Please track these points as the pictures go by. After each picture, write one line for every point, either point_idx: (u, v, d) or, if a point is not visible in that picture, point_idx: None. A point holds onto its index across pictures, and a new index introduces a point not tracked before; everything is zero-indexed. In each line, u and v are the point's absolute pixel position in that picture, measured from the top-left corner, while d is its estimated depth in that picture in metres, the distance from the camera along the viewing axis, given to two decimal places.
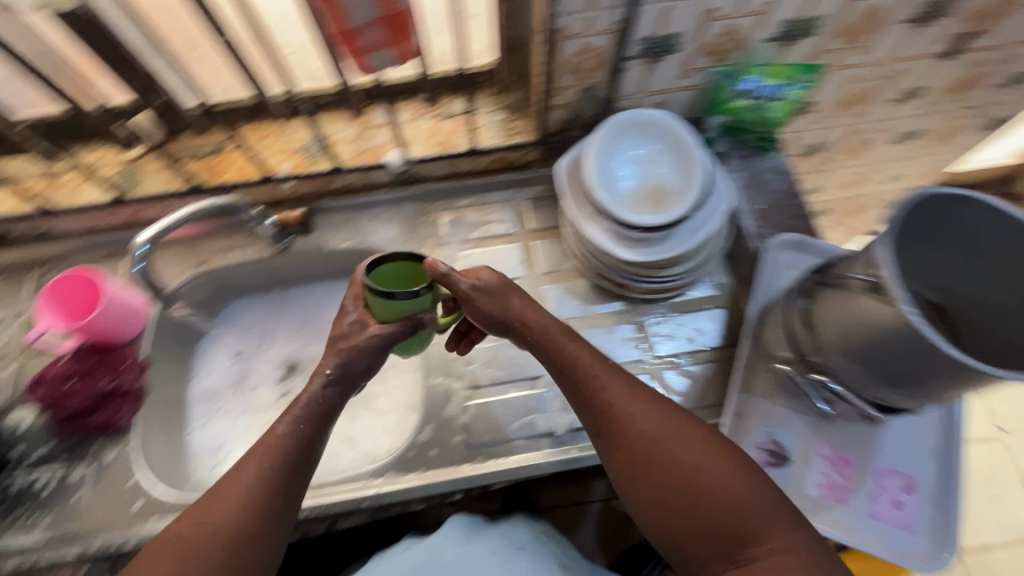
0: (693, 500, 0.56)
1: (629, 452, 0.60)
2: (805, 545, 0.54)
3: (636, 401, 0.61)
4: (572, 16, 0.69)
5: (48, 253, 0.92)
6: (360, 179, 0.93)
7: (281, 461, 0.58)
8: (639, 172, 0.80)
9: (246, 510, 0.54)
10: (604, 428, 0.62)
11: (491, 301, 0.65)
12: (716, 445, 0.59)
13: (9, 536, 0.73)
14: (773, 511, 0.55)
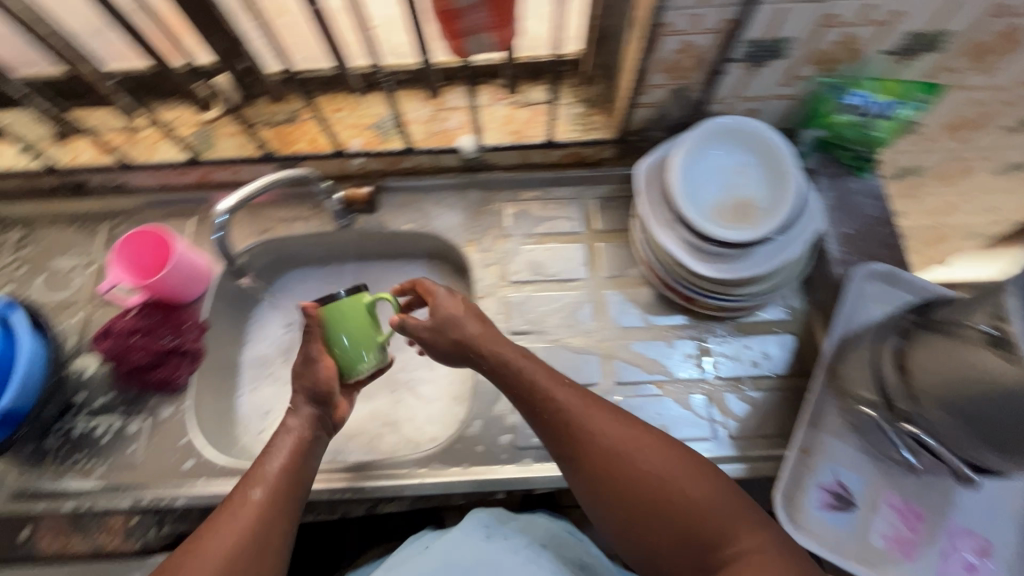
0: (660, 511, 0.59)
1: (594, 471, 0.62)
2: (773, 543, 0.57)
3: (597, 418, 0.64)
4: (680, 11, 0.64)
5: (120, 206, 0.93)
6: (428, 161, 0.91)
7: (273, 493, 0.61)
8: (724, 185, 0.76)
9: (248, 543, 0.57)
10: (567, 448, 0.64)
11: (445, 330, 0.69)
12: (675, 454, 0.62)
13: (68, 480, 0.76)
14: (732, 509, 0.58)
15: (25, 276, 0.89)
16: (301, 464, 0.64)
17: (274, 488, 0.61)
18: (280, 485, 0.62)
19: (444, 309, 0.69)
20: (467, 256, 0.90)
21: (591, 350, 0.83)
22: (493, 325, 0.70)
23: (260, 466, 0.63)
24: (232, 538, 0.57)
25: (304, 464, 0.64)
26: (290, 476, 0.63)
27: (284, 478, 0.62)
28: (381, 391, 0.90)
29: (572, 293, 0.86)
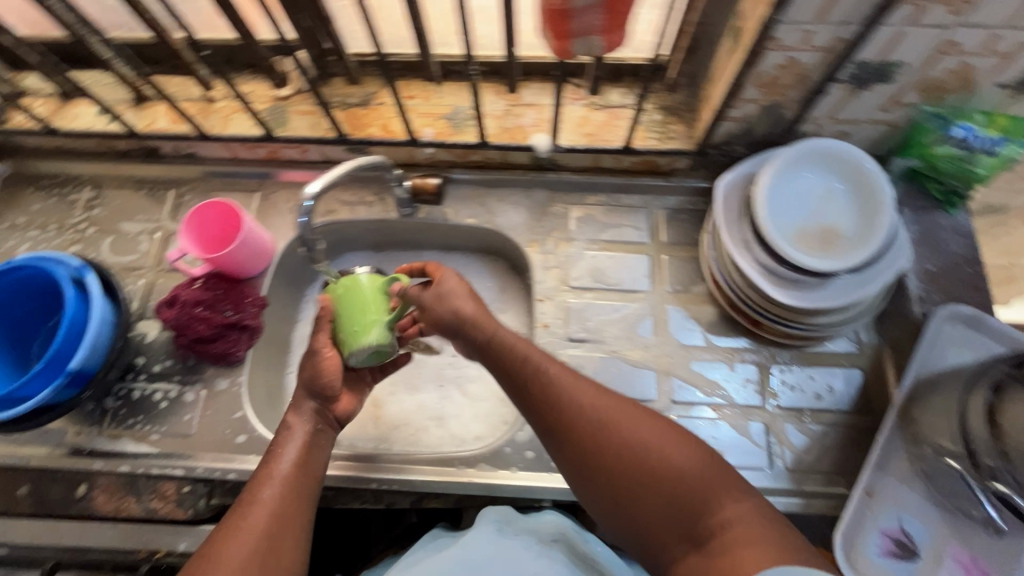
0: (644, 480, 0.59)
1: (580, 444, 0.62)
2: (758, 510, 0.57)
3: (582, 391, 0.64)
4: (793, 26, 0.62)
5: (188, 174, 0.94)
6: (497, 156, 0.89)
7: (283, 494, 0.62)
8: (811, 209, 0.73)
9: (265, 544, 0.58)
10: (553, 423, 0.63)
11: (444, 299, 0.70)
12: (658, 424, 0.62)
13: (124, 442, 0.77)
14: (716, 478, 0.58)
15: (94, 236, 0.91)
16: (310, 462, 0.65)
17: (284, 488, 0.62)
18: (289, 482, 0.63)
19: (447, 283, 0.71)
20: (528, 257, 0.88)
21: (649, 366, 0.81)
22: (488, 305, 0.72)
23: (267, 465, 0.64)
24: (249, 543, 0.58)
25: (312, 460, 0.65)
26: (299, 473, 0.64)
27: (292, 477, 0.63)
28: (429, 384, 0.89)
29: (633, 305, 0.84)
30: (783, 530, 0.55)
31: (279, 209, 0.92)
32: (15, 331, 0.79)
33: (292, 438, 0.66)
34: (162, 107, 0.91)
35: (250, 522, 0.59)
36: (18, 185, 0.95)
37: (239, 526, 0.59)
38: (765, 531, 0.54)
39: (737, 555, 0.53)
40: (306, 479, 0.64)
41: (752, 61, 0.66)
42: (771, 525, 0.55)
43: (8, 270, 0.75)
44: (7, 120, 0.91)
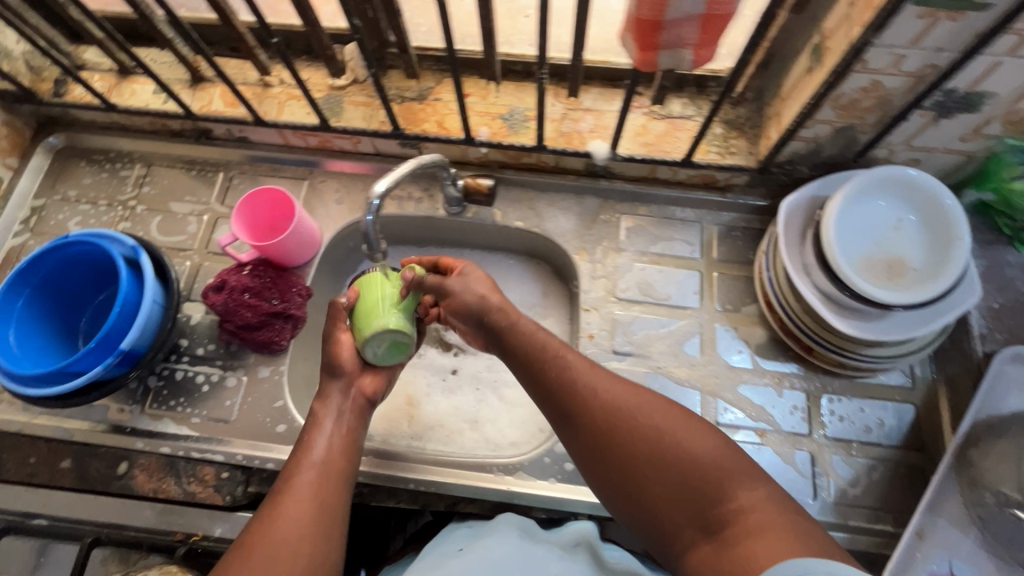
0: (655, 465, 0.55)
1: (590, 429, 0.59)
2: (777, 500, 0.52)
3: (595, 377, 0.62)
4: (885, 49, 0.59)
5: (239, 158, 0.94)
6: (551, 160, 0.88)
7: (317, 478, 0.62)
8: (877, 237, 0.71)
9: (308, 529, 0.58)
10: (563, 407, 0.61)
11: (473, 287, 0.70)
12: (672, 409, 0.58)
13: (166, 423, 0.78)
14: (732, 464, 0.54)
15: (143, 214, 0.91)
16: (341, 446, 0.65)
17: (317, 473, 0.62)
18: (330, 470, 0.63)
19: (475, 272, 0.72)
20: (576, 265, 0.87)
21: (694, 385, 0.80)
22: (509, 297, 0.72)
23: (300, 452, 0.64)
24: (296, 527, 0.58)
25: (344, 445, 0.65)
26: (332, 458, 0.64)
27: (326, 462, 0.63)
28: (466, 386, 0.88)
29: (681, 322, 0.83)
30: (804, 522, 0.50)
31: (326, 198, 0.91)
32: (66, 301, 0.80)
33: (321, 428, 0.66)
34: (219, 89, 0.91)
35: (288, 507, 0.59)
36: (71, 158, 0.95)
37: (277, 512, 0.58)
38: (786, 520, 0.50)
39: (753, 545, 0.48)
40: (340, 463, 0.64)
41: (836, 82, 0.64)
42: (791, 515, 0.50)
43: (62, 244, 0.75)
44: (65, 92, 0.91)
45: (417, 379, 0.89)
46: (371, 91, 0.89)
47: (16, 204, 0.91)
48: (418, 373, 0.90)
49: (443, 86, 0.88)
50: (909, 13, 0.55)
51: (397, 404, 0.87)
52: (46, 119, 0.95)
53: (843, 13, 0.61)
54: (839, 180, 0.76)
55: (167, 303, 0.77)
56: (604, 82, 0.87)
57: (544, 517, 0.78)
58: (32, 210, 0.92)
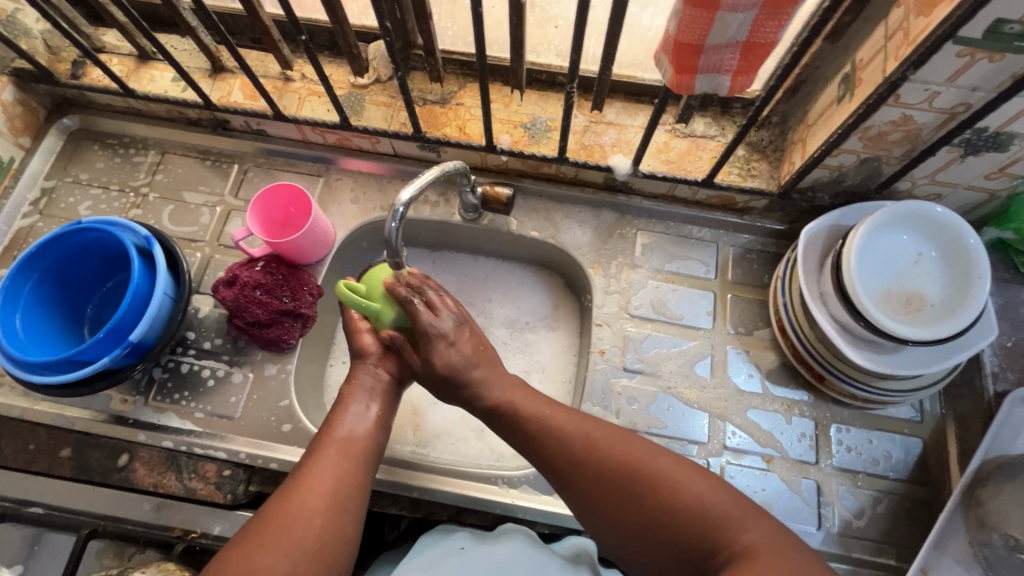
0: (646, 516, 0.54)
1: (577, 484, 0.58)
2: (774, 536, 0.51)
3: (576, 429, 0.60)
4: (919, 85, 0.59)
5: (255, 151, 0.93)
6: (570, 172, 0.87)
7: (338, 455, 0.61)
8: (897, 274, 0.71)
9: (328, 502, 0.58)
10: (548, 462, 0.60)
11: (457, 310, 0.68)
12: (657, 455, 0.57)
13: (169, 417, 0.77)
14: (727, 508, 0.53)
15: (155, 202, 0.89)
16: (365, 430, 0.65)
17: (340, 449, 0.62)
18: (353, 445, 0.63)
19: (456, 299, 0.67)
20: (590, 279, 0.86)
21: (704, 407, 0.79)
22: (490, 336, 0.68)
23: (325, 428, 0.65)
24: (318, 496, 0.58)
25: (368, 425, 0.65)
26: (355, 436, 0.64)
27: (348, 441, 0.63)
28: None
29: (693, 342, 0.83)
30: (800, 556, 0.50)
31: (341, 196, 0.90)
32: (72, 287, 0.79)
33: (348, 406, 0.66)
34: (239, 80, 0.90)
35: (307, 480, 0.59)
36: (84, 140, 0.94)
37: (297, 484, 0.59)
38: (784, 558, 0.49)
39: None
40: (362, 442, 0.64)
41: (866, 115, 0.63)
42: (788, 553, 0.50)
43: (73, 230, 0.74)
44: (83, 75, 0.90)
45: (422, 389, 0.88)
46: (393, 91, 0.89)
47: (27, 184, 0.89)
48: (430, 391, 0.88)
49: (466, 92, 0.88)
50: (949, 52, 0.55)
51: (402, 410, 0.87)
52: (61, 99, 0.93)
53: (879, 46, 0.61)
54: (860, 211, 0.76)
55: (177, 296, 0.76)
56: (628, 97, 0.86)
57: (547, 532, 0.77)
58: (43, 191, 0.90)
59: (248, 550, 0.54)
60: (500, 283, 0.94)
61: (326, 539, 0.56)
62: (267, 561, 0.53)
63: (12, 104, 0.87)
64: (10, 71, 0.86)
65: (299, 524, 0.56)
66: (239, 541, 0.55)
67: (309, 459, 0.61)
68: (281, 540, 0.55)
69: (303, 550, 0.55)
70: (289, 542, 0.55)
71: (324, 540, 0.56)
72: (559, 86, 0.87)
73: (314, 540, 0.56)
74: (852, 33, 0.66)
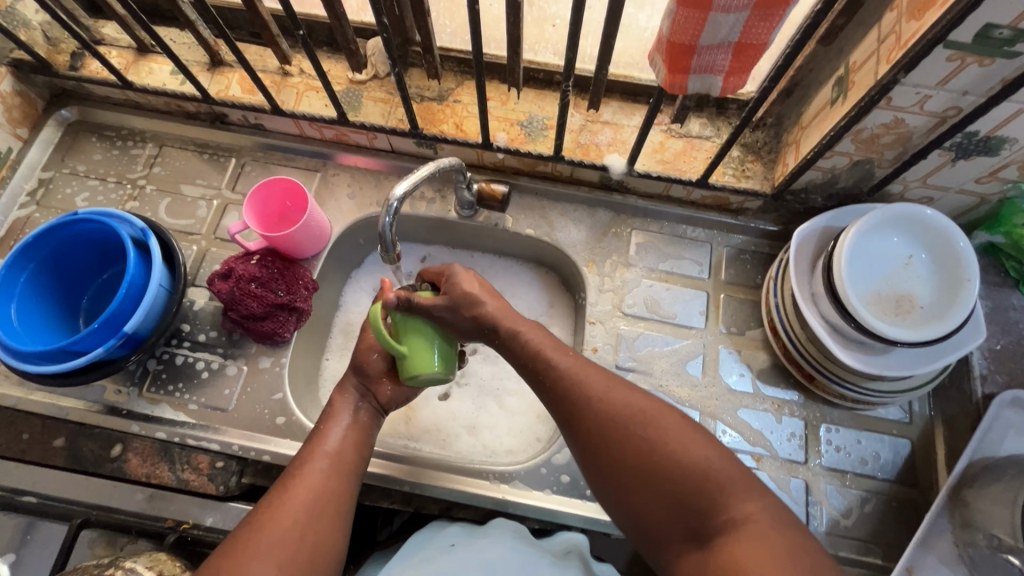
0: (649, 475, 0.54)
1: (586, 433, 0.58)
2: (775, 511, 0.51)
3: (594, 379, 0.60)
4: (911, 88, 0.59)
5: (253, 145, 0.93)
6: (566, 170, 0.88)
7: (327, 468, 0.62)
8: (888, 273, 0.71)
9: (314, 515, 0.58)
10: (562, 408, 0.60)
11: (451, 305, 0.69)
12: (671, 416, 0.57)
13: (163, 408, 0.77)
14: (731, 479, 0.52)
15: (152, 194, 0.90)
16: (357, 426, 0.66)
17: (329, 463, 0.62)
18: (340, 458, 0.64)
19: (453, 294, 0.67)
20: (584, 277, 0.87)
21: (694, 406, 0.80)
22: (502, 312, 0.67)
23: (313, 442, 0.65)
24: (303, 509, 0.58)
25: (357, 439, 0.66)
26: (344, 450, 0.64)
27: (336, 453, 0.64)
28: (467, 392, 0.88)
29: (685, 341, 0.83)
30: (800, 536, 0.50)
31: (338, 191, 0.90)
32: (67, 277, 0.79)
33: (336, 420, 0.67)
34: (237, 74, 0.90)
35: (296, 493, 0.59)
36: (82, 132, 0.94)
37: (285, 497, 0.59)
38: (782, 533, 0.49)
39: (742, 552, 0.48)
40: (351, 456, 0.64)
41: (859, 117, 0.64)
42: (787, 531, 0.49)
43: (70, 221, 0.74)
44: (82, 66, 0.90)
45: None
46: (391, 88, 0.89)
47: (24, 174, 0.89)
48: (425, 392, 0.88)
49: (464, 89, 0.88)
50: (939, 55, 0.55)
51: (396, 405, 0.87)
52: (59, 91, 0.93)
53: (872, 49, 0.62)
54: (852, 213, 0.76)
55: (172, 288, 0.77)
56: (625, 97, 0.87)
57: (537, 526, 0.78)
58: (40, 182, 0.90)
59: (238, 560, 0.53)
60: (496, 280, 0.94)
61: (317, 549, 0.57)
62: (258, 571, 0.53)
63: (10, 94, 0.87)
64: (9, 61, 0.87)
65: (290, 536, 0.56)
66: (226, 551, 0.55)
67: (296, 470, 0.61)
68: (268, 550, 0.55)
69: (294, 561, 0.55)
70: (280, 553, 0.55)
71: (314, 551, 0.57)
72: (556, 85, 0.87)
73: (305, 552, 0.56)
74: (845, 36, 0.66)
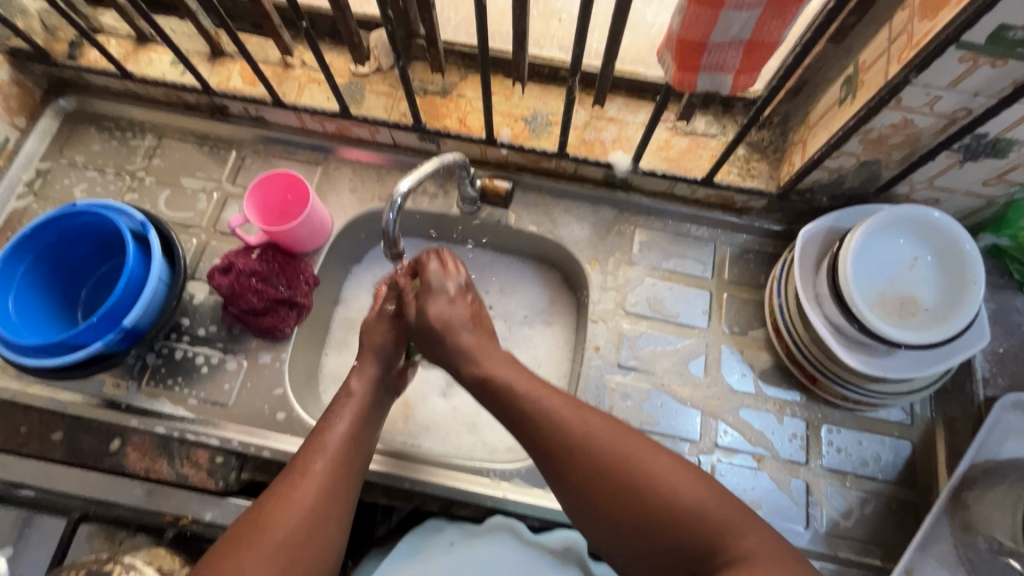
0: (644, 515, 0.54)
1: (573, 478, 0.57)
2: (772, 542, 0.52)
3: (577, 424, 0.59)
4: (921, 89, 0.59)
5: (253, 138, 0.92)
6: (570, 167, 0.87)
7: (334, 463, 0.62)
8: (892, 277, 0.71)
9: (320, 511, 0.58)
10: (546, 452, 0.59)
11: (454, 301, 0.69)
12: (660, 456, 0.57)
13: (162, 402, 0.77)
14: (728, 515, 0.53)
15: (151, 186, 0.89)
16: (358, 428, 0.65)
17: (336, 459, 0.62)
18: (346, 453, 0.63)
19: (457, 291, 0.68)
20: (587, 275, 0.86)
21: (696, 406, 0.80)
22: None
23: (319, 435, 0.64)
24: (309, 504, 0.58)
25: (363, 434, 0.66)
26: (351, 446, 0.64)
27: (343, 447, 0.63)
28: (468, 388, 0.88)
29: (688, 340, 0.83)
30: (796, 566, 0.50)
31: (339, 185, 0.89)
32: (66, 270, 0.79)
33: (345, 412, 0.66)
34: (238, 66, 0.89)
35: (304, 487, 0.58)
36: (80, 122, 0.93)
37: (292, 492, 0.58)
38: (781, 567, 0.49)
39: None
40: (357, 451, 0.64)
41: (867, 118, 0.63)
42: (786, 560, 0.50)
43: (68, 213, 0.73)
44: (80, 55, 0.88)
45: (417, 379, 0.88)
46: (394, 81, 0.88)
47: (22, 164, 0.88)
48: (425, 389, 0.88)
49: (467, 83, 0.87)
50: (951, 56, 0.54)
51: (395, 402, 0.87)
52: (57, 79, 0.92)
53: (883, 49, 0.61)
54: (857, 214, 0.76)
55: (172, 282, 0.76)
56: (630, 93, 0.86)
57: (537, 525, 0.78)
58: (38, 172, 0.89)
59: (241, 556, 0.53)
60: (498, 277, 0.94)
61: (320, 548, 0.57)
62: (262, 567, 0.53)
63: (7, 83, 0.86)
64: (6, 50, 0.85)
65: (295, 533, 0.56)
66: (229, 547, 0.54)
67: (302, 465, 0.60)
68: (274, 546, 0.55)
69: (297, 559, 0.55)
70: (284, 551, 0.55)
71: (317, 550, 0.57)
72: (561, 80, 0.86)
73: (308, 550, 0.56)
74: (855, 35, 0.66)
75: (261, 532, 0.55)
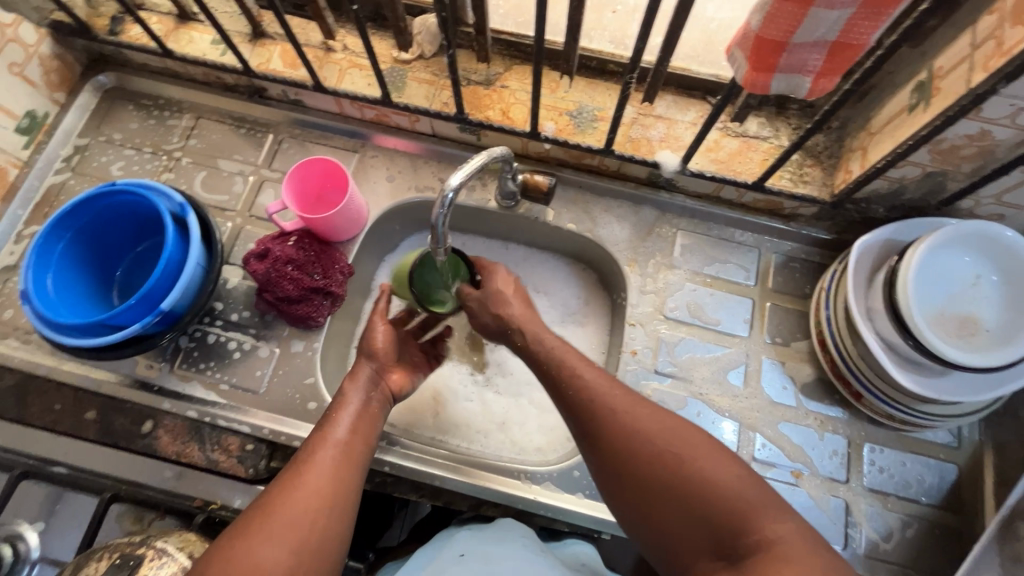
0: (678, 490, 0.53)
1: (611, 449, 0.57)
2: (807, 534, 0.49)
3: (620, 396, 0.59)
4: (1006, 99, 0.55)
5: (289, 121, 0.90)
6: (613, 165, 0.84)
7: (334, 456, 0.61)
8: (957, 293, 0.68)
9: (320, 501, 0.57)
10: (587, 422, 0.59)
11: (489, 306, 0.70)
12: (698, 433, 0.56)
13: (194, 386, 0.77)
14: (763, 499, 0.51)
15: (187, 167, 0.88)
16: (360, 428, 0.65)
17: (335, 450, 0.61)
18: (344, 446, 0.62)
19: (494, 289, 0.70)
20: (626, 276, 0.84)
21: (734, 416, 0.77)
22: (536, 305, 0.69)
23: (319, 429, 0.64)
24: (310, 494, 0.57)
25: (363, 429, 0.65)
26: (351, 440, 0.63)
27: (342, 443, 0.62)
28: (499, 387, 0.86)
29: (728, 349, 0.80)
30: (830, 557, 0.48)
31: (376, 174, 0.88)
32: (103, 249, 0.78)
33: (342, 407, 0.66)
34: (280, 47, 0.88)
35: (305, 475, 0.58)
36: (118, 99, 0.92)
37: (294, 481, 0.57)
38: (813, 555, 0.47)
39: None
40: (357, 442, 0.63)
41: (942, 128, 0.60)
42: (818, 552, 0.48)
43: (108, 192, 0.73)
44: (121, 31, 0.88)
45: (448, 375, 0.87)
46: (437, 69, 0.86)
47: (60, 140, 0.87)
48: (458, 384, 0.86)
49: (512, 74, 0.85)
50: None
51: (425, 397, 0.86)
52: (97, 55, 0.92)
53: (963, 55, 0.58)
54: (917, 228, 0.73)
55: (209, 266, 0.75)
56: (680, 90, 0.83)
57: (566, 530, 0.76)
58: (75, 148, 0.89)
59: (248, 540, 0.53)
60: (532, 274, 0.92)
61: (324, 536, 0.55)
62: (268, 554, 0.52)
63: (48, 56, 0.85)
64: (48, 23, 0.84)
65: (300, 520, 0.55)
66: (238, 531, 0.54)
67: (304, 457, 0.60)
68: (276, 530, 0.54)
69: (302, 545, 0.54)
70: (290, 536, 0.54)
71: (321, 539, 0.55)
72: (609, 74, 0.84)
73: (313, 538, 0.55)
74: (934, 39, 0.62)
75: (262, 518, 0.54)
